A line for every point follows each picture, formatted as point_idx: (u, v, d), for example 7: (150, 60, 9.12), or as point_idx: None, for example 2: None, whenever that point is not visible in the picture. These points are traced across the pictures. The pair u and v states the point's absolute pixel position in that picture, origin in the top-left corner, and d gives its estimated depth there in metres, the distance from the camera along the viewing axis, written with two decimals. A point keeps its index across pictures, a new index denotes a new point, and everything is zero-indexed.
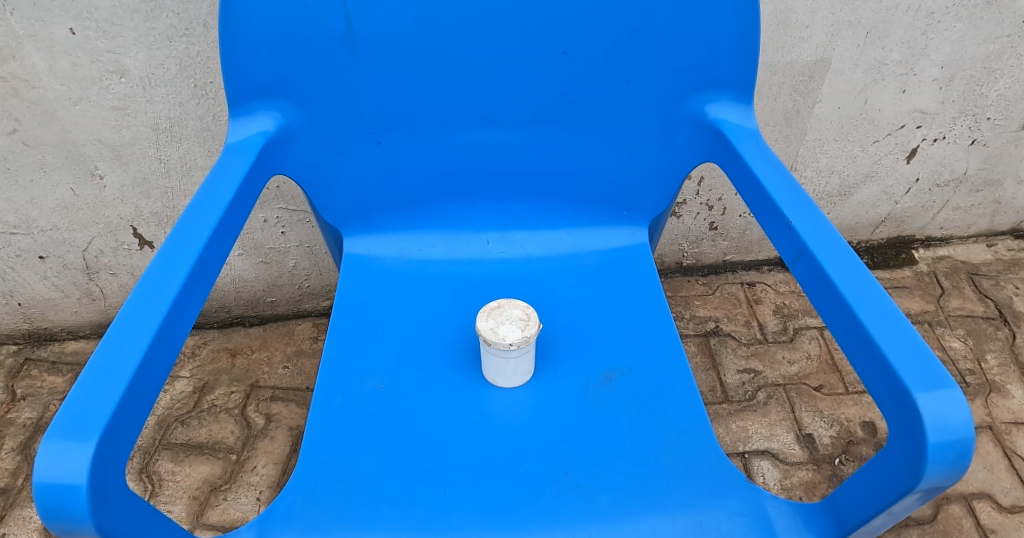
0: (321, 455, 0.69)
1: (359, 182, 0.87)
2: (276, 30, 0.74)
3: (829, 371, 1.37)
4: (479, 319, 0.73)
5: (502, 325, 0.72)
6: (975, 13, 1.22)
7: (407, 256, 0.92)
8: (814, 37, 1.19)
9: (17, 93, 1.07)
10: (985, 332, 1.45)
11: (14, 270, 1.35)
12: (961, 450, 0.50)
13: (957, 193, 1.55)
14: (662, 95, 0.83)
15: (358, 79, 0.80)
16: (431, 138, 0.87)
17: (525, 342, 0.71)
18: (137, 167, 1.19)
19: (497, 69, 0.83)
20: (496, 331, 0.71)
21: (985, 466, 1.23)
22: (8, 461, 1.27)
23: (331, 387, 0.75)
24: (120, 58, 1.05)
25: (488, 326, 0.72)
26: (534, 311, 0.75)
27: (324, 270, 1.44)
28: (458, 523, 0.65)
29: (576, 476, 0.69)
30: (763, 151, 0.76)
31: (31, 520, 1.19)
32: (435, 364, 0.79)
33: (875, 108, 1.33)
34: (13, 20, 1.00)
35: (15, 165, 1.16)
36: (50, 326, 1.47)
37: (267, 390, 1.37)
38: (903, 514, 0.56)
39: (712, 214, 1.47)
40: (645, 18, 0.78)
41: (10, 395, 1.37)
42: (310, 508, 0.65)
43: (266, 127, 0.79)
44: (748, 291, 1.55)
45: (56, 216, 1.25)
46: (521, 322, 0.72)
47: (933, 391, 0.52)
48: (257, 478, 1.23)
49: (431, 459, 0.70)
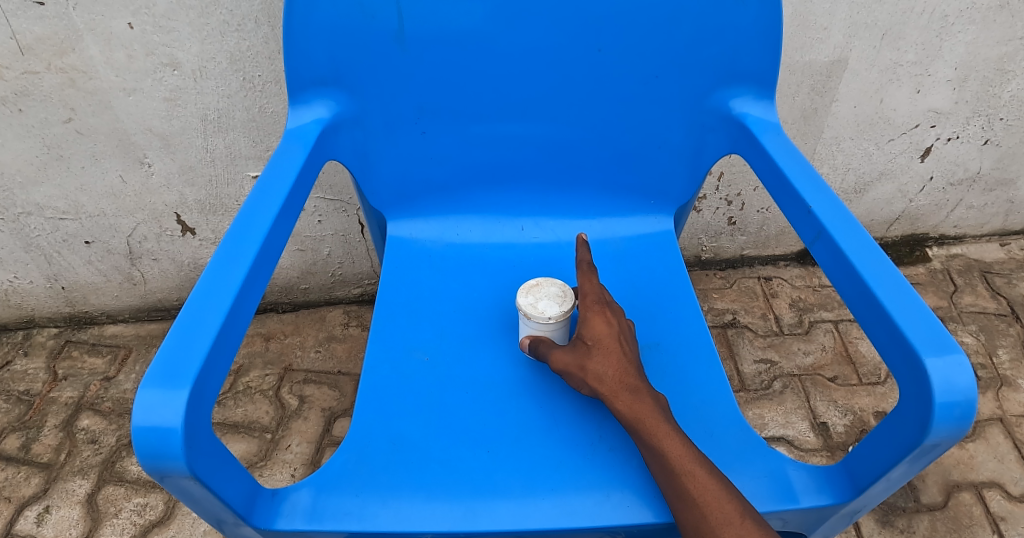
0: (372, 420, 0.75)
1: (402, 169, 0.93)
2: (332, 24, 0.80)
3: (843, 363, 1.41)
4: (520, 294, 0.78)
5: (541, 301, 0.77)
6: (988, 16, 1.26)
7: (446, 239, 0.98)
8: (832, 38, 1.23)
9: (74, 83, 1.13)
10: (997, 328, 1.49)
11: (61, 254, 1.41)
12: (966, 408, 0.55)
13: (971, 192, 1.59)
14: (690, 90, 0.88)
15: (405, 72, 0.85)
16: (470, 129, 0.92)
17: (562, 317, 0.76)
18: (184, 156, 1.25)
19: (534, 63, 0.88)
20: (536, 307, 0.77)
21: (995, 456, 1.27)
22: (52, 437, 1.34)
23: (380, 358, 0.80)
24: (174, 52, 1.11)
25: (529, 301, 0.77)
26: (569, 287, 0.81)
27: (356, 258, 1.49)
28: (500, 483, 0.70)
29: (609, 441, 0.74)
30: (785, 143, 0.81)
31: (74, 493, 1.25)
32: (474, 339, 0.84)
33: (890, 108, 1.37)
34: (75, 15, 1.06)
35: (68, 152, 1.23)
36: (91, 310, 1.54)
37: (300, 373, 1.42)
38: (914, 471, 0.61)
39: (731, 209, 1.52)
40: (676, 17, 0.83)
41: (52, 375, 1.44)
42: (363, 466, 0.71)
43: (322, 115, 0.84)
44: (764, 285, 1.60)
45: (104, 202, 1.32)
46: (558, 298, 0.78)
47: (942, 355, 0.57)
48: (292, 456, 1.28)
49: (474, 424, 0.75)
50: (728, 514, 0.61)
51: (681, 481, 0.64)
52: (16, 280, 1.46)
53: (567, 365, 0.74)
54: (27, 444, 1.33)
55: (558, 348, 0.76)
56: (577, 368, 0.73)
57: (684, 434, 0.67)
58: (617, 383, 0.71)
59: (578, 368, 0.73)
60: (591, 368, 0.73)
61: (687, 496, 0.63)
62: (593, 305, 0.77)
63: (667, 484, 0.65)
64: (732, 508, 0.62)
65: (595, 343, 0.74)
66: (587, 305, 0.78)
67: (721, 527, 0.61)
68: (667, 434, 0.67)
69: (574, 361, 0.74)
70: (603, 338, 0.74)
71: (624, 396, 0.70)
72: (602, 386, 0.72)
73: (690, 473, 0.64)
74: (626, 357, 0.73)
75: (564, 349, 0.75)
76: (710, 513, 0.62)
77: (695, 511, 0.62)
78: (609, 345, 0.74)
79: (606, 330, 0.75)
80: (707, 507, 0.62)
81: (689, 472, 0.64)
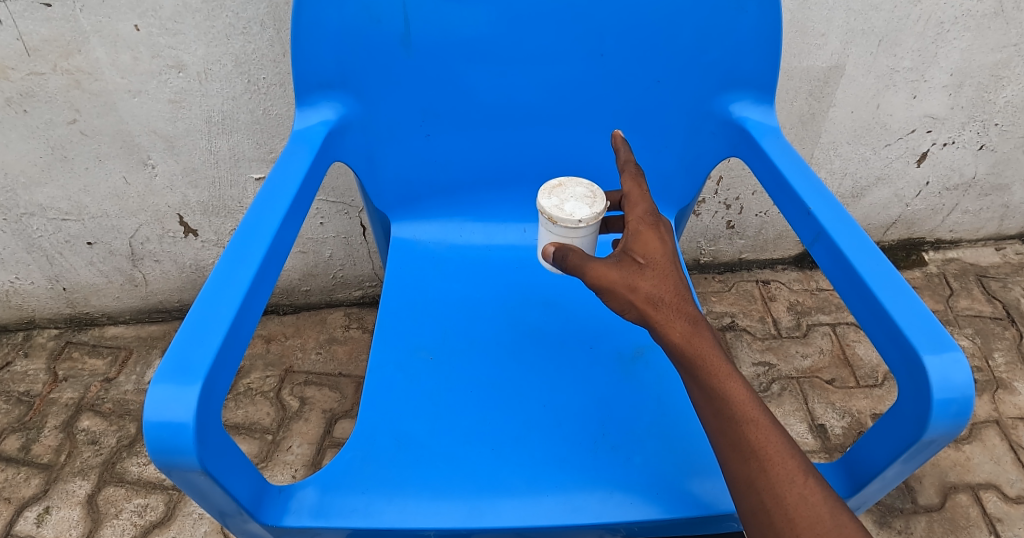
0: (377, 418, 0.75)
1: (406, 171, 0.94)
2: (339, 28, 0.81)
3: (841, 366, 1.43)
4: (544, 197, 0.74)
5: (568, 203, 0.73)
6: (982, 23, 1.28)
7: (449, 241, 0.99)
8: (829, 44, 1.25)
9: (80, 85, 1.14)
10: (993, 332, 1.51)
11: (63, 255, 1.42)
12: (962, 405, 0.57)
13: (967, 197, 1.61)
14: (691, 94, 0.90)
15: (411, 75, 0.87)
16: (474, 132, 0.93)
17: (593, 219, 0.72)
18: (187, 158, 1.26)
19: (538, 67, 0.89)
20: (562, 208, 0.73)
21: (991, 458, 1.28)
22: (52, 438, 1.34)
23: (385, 357, 0.81)
24: (179, 54, 1.12)
25: (553, 203, 0.73)
26: (596, 188, 0.77)
27: (357, 260, 1.50)
28: (505, 480, 0.71)
29: (611, 439, 0.74)
30: (784, 147, 0.82)
31: (74, 494, 1.25)
32: (478, 339, 0.85)
33: (887, 113, 1.38)
34: (82, 17, 1.07)
35: (72, 153, 1.23)
36: (92, 311, 1.54)
37: (301, 375, 1.43)
38: (910, 469, 0.62)
39: (729, 213, 1.53)
40: (677, 22, 0.85)
41: (53, 376, 1.45)
42: (369, 464, 0.72)
43: (328, 117, 0.85)
44: (762, 289, 1.61)
45: (107, 203, 1.32)
46: (586, 199, 0.74)
47: (939, 353, 0.58)
48: (292, 457, 1.29)
49: (478, 422, 0.76)
50: (790, 471, 0.56)
51: (745, 428, 0.58)
52: (17, 281, 1.46)
53: (613, 282, 0.64)
54: (27, 445, 1.33)
55: (602, 262, 0.65)
56: (625, 288, 0.63)
57: (745, 379, 0.61)
58: (673, 310, 0.62)
59: (627, 288, 0.63)
60: (643, 289, 0.63)
61: (752, 446, 0.57)
62: (643, 221, 0.67)
63: (723, 431, 0.59)
64: (794, 464, 0.56)
65: (648, 262, 0.64)
66: (637, 221, 0.67)
67: (781, 485, 0.56)
68: (730, 376, 0.60)
69: (622, 279, 0.64)
70: (658, 259, 0.65)
71: (682, 326, 0.62)
72: (655, 312, 0.62)
73: (754, 421, 0.58)
74: (683, 285, 0.64)
75: (609, 264, 0.65)
76: (771, 467, 0.56)
77: (754, 463, 0.57)
78: (664, 267, 0.64)
79: (661, 251, 0.65)
80: (767, 461, 0.57)
81: (752, 419, 0.58)
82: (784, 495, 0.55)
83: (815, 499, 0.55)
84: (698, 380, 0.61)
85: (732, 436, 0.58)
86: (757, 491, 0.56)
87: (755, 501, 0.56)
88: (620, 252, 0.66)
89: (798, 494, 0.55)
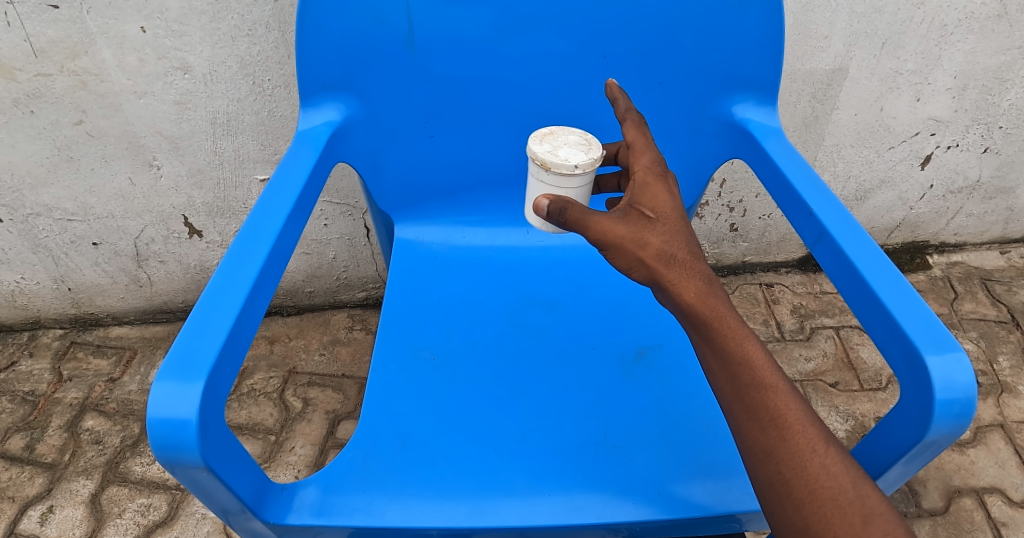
0: (380, 418, 0.76)
1: (410, 172, 0.95)
2: (343, 29, 0.81)
3: (844, 369, 1.42)
4: (535, 143, 0.72)
5: (562, 149, 0.71)
6: (986, 26, 1.28)
7: (452, 242, 0.99)
8: (833, 47, 1.25)
9: (86, 86, 1.15)
10: (997, 335, 1.50)
11: (68, 256, 1.43)
12: (964, 406, 0.57)
13: (971, 200, 1.60)
14: (693, 96, 0.90)
15: (414, 77, 0.87)
16: (477, 133, 0.93)
17: (590, 165, 0.70)
18: (192, 159, 1.27)
19: (540, 69, 0.89)
20: (556, 153, 0.70)
21: (996, 462, 1.27)
22: (56, 437, 1.34)
23: (387, 357, 0.81)
24: (185, 55, 1.13)
25: (545, 149, 0.71)
26: (590, 137, 0.74)
27: (361, 262, 1.50)
28: (507, 481, 0.71)
29: (614, 439, 0.75)
30: (787, 148, 0.82)
31: (77, 493, 1.26)
32: (481, 340, 0.85)
33: (891, 116, 1.38)
34: (89, 19, 1.08)
35: (77, 154, 1.24)
36: (97, 311, 1.55)
37: (304, 376, 1.43)
38: (910, 473, 0.62)
39: (732, 215, 1.53)
40: (679, 24, 0.85)
41: (57, 376, 1.45)
42: (371, 462, 0.72)
43: (332, 118, 0.86)
44: (766, 292, 1.61)
45: (112, 204, 1.33)
46: (581, 146, 0.72)
47: (941, 353, 0.58)
48: (295, 458, 1.29)
49: (481, 423, 0.76)
50: (812, 439, 0.56)
51: (765, 395, 0.58)
52: (22, 281, 1.47)
53: (621, 238, 0.63)
54: (31, 444, 1.33)
55: (607, 217, 0.64)
56: (635, 244, 0.63)
57: (761, 342, 0.61)
58: (685, 268, 0.62)
59: (636, 244, 0.63)
60: (653, 245, 0.63)
61: (771, 414, 0.57)
62: (651, 172, 0.67)
63: (740, 398, 0.58)
64: (815, 432, 0.56)
65: (657, 217, 0.64)
66: (644, 171, 0.67)
67: (804, 454, 0.55)
68: (747, 338, 0.60)
69: (631, 234, 0.63)
70: (668, 213, 0.64)
71: (696, 285, 0.61)
72: (666, 270, 0.62)
73: (773, 388, 0.58)
74: (694, 242, 0.64)
75: (615, 219, 0.64)
76: (791, 436, 0.56)
77: (772, 432, 0.57)
78: (674, 223, 0.64)
79: (670, 205, 0.65)
80: (787, 429, 0.56)
81: (771, 386, 0.58)
82: (806, 464, 0.55)
83: (837, 469, 0.55)
84: (714, 344, 0.60)
85: (751, 403, 0.58)
86: (776, 461, 0.56)
87: (773, 471, 0.56)
88: (627, 204, 0.65)
89: (820, 464, 0.55)
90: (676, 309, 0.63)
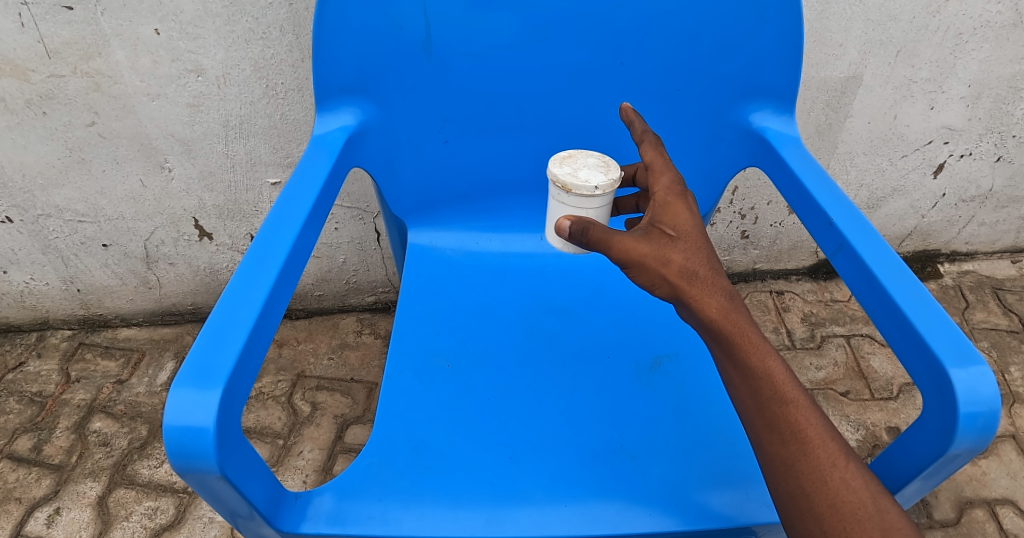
0: (393, 426, 0.75)
1: (424, 177, 0.94)
2: (361, 34, 0.81)
3: (855, 378, 1.42)
4: (555, 165, 0.72)
5: (582, 171, 0.71)
6: (1001, 34, 1.27)
7: (466, 248, 0.99)
8: (847, 55, 1.24)
9: (99, 88, 1.15)
10: (1009, 345, 1.49)
11: (78, 257, 1.43)
12: (989, 418, 0.56)
13: (983, 209, 1.59)
14: (710, 104, 0.89)
15: (431, 81, 0.87)
16: (492, 138, 0.93)
17: (610, 186, 0.69)
18: (204, 161, 1.27)
19: (557, 76, 0.89)
20: (576, 175, 0.70)
21: (1008, 473, 1.26)
22: (63, 439, 1.34)
23: (401, 364, 0.81)
24: (199, 58, 1.13)
25: (566, 171, 0.71)
26: (609, 159, 0.74)
27: (371, 266, 1.50)
28: (524, 491, 0.71)
29: (630, 449, 0.74)
30: (804, 157, 0.82)
31: (84, 495, 1.25)
32: (495, 347, 0.85)
33: (904, 124, 1.38)
34: (103, 20, 1.08)
35: (89, 156, 1.24)
36: (105, 313, 1.55)
37: (312, 380, 1.43)
38: (927, 488, 0.62)
39: (744, 223, 1.52)
40: (698, 32, 0.85)
41: (65, 377, 1.45)
42: (386, 471, 0.71)
43: (348, 122, 0.85)
44: (776, 299, 1.60)
45: (123, 206, 1.33)
46: (601, 168, 0.71)
47: (965, 366, 0.58)
48: (303, 462, 1.28)
49: (496, 431, 0.75)
50: (832, 453, 0.55)
51: (786, 409, 0.57)
52: (31, 282, 1.47)
53: (644, 255, 0.63)
54: (38, 445, 1.33)
55: (629, 235, 0.64)
56: (657, 261, 0.63)
57: (781, 357, 0.60)
58: (708, 284, 0.62)
59: (659, 262, 0.62)
60: (675, 262, 0.62)
61: (792, 428, 0.57)
62: (671, 192, 0.67)
63: (761, 412, 0.58)
64: (836, 447, 0.55)
65: (678, 234, 0.64)
66: (665, 191, 0.67)
67: (824, 468, 0.55)
68: (769, 354, 0.59)
69: (653, 252, 0.63)
70: (689, 230, 0.64)
71: (718, 301, 0.61)
72: (688, 287, 0.62)
73: (794, 402, 0.57)
74: (715, 258, 0.64)
75: (636, 237, 0.64)
76: (811, 450, 0.55)
77: (793, 445, 0.56)
78: (695, 239, 0.64)
79: (691, 222, 0.65)
80: (808, 443, 0.56)
81: (792, 400, 0.57)
82: (826, 479, 0.54)
83: (856, 484, 0.54)
84: (736, 358, 0.59)
85: (772, 417, 0.57)
86: (797, 475, 0.55)
87: (793, 485, 0.55)
88: (649, 223, 0.65)
89: (840, 478, 0.54)
90: (697, 325, 0.62)
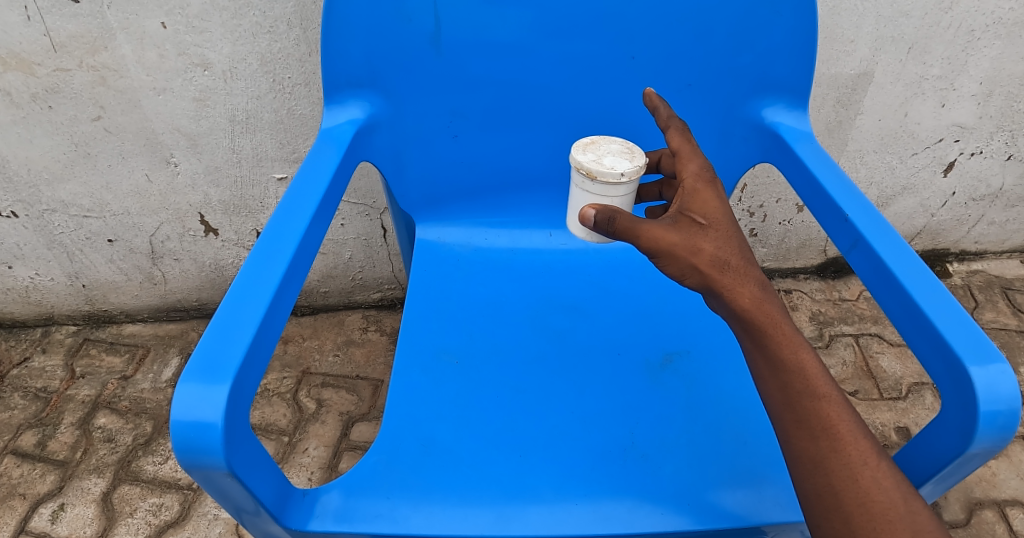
0: (401, 423, 0.74)
1: (432, 173, 0.94)
2: (369, 27, 0.80)
3: (864, 377, 1.40)
4: (578, 153, 0.71)
5: (606, 158, 0.70)
6: (1014, 31, 1.26)
7: (474, 244, 0.98)
8: (858, 51, 1.23)
9: (105, 82, 1.14)
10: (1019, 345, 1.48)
11: (83, 252, 1.42)
12: (1009, 417, 0.55)
13: (993, 208, 1.58)
14: (722, 99, 0.88)
15: (439, 75, 0.86)
16: (500, 133, 0.92)
17: (635, 174, 0.68)
18: (210, 156, 1.26)
19: (566, 70, 0.88)
20: (601, 162, 0.69)
21: (1018, 474, 1.25)
22: (68, 435, 1.33)
23: (409, 360, 0.80)
24: (205, 52, 1.12)
25: (590, 158, 0.70)
26: (633, 146, 0.73)
27: (377, 263, 1.49)
28: (534, 489, 0.70)
29: (641, 447, 0.73)
30: (818, 152, 0.81)
31: (89, 491, 1.25)
32: (503, 344, 0.84)
33: (915, 122, 1.36)
34: (109, 13, 1.07)
35: (95, 150, 1.24)
36: (110, 308, 1.55)
37: (317, 377, 1.42)
38: (944, 489, 0.61)
39: (752, 220, 1.51)
40: (710, 26, 0.84)
41: (70, 372, 1.45)
42: (394, 468, 0.70)
43: (356, 116, 0.85)
44: (784, 298, 1.59)
45: (129, 201, 1.33)
46: (625, 155, 0.70)
47: (985, 364, 0.57)
48: (308, 459, 1.28)
49: (505, 428, 0.75)
50: (863, 452, 0.54)
51: (818, 405, 0.56)
52: (36, 278, 1.46)
53: (673, 245, 0.62)
54: (42, 441, 1.32)
55: (657, 224, 0.62)
56: (687, 251, 0.62)
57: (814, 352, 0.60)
58: (740, 274, 0.61)
59: (689, 251, 0.61)
60: (706, 251, 0.61)
61: (823, 423, 0.56)
62: (700, 178, 0.66)
63: (790, 407, 0.57)
64: (867, 446, 0.55)
65: (709, 223, 0.63)
66: (693, 179, 0.66)
67: (855, 466, 0.54)
68: (802, 347, 0.59)
69: (683, 241, 0.62)
70: (720, 219, 0.63)
71: (750, 290, 0.60)
72: (720, 276, 0.61)
73: (826, 397, 0.56)
74: (747, 248, 0.63)
75: (666, 226, 0.63)
76: (842, 447, 0.55)
77: (824, 442, 0.55)
78: (726, 228, 0.63)
79: (720, 210, 0.64)
80: (838, 440, 0.55)
81: (825, 395, 0.56)
82: (857, 477, 0.53)
83: (887, 484, 0.53)
84: (768, 351, 0.59)
85: (802, 412, 0.56)
86: (826, 472, 0.54)
87: (822, 482, 0.54)
88: (677, 212, 0.64)
89: (871, 477, 0.53)
90: (728, 314, 0.62)
